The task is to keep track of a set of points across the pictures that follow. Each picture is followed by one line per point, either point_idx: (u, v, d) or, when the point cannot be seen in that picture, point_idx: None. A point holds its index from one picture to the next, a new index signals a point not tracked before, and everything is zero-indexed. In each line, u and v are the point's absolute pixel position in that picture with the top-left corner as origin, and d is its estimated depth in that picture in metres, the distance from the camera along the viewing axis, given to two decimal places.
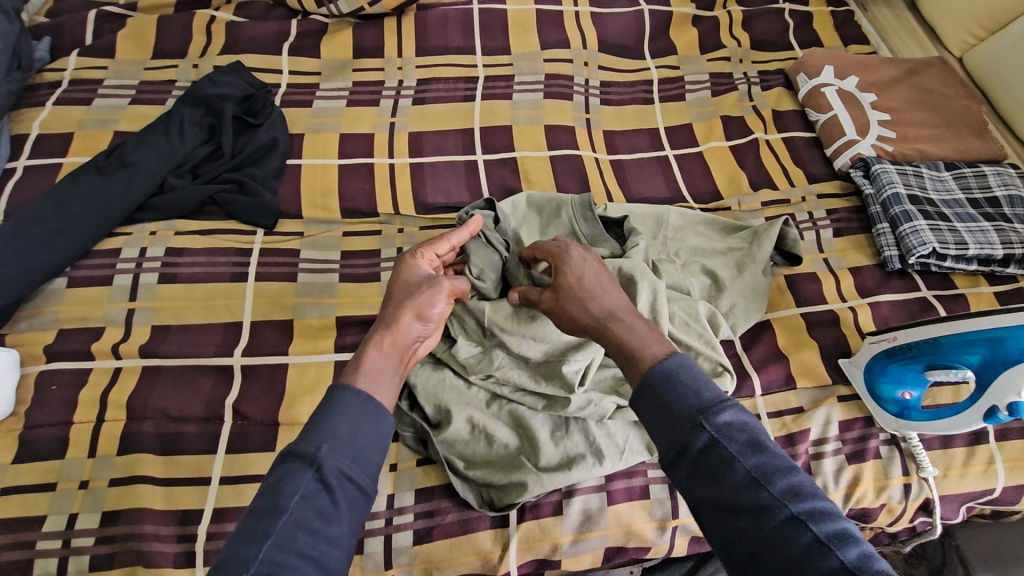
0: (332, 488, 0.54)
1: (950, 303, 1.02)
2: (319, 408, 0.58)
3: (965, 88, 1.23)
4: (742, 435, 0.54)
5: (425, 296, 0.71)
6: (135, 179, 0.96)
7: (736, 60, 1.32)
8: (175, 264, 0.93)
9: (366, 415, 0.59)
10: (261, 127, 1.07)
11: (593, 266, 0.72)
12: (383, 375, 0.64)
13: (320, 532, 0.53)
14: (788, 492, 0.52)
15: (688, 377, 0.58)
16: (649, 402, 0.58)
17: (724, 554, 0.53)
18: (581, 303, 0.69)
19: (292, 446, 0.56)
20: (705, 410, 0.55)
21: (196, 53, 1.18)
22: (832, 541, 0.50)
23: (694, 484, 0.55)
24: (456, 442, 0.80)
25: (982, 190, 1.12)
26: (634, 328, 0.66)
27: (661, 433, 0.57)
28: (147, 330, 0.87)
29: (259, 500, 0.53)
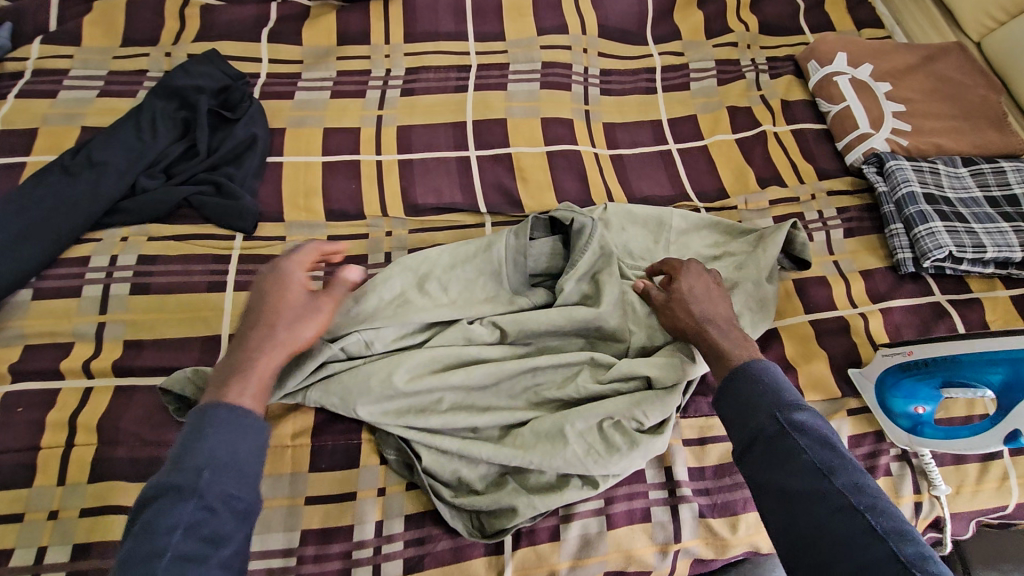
0: (216, 510, 0.52)
1: (965, 309, 0.98)
2: (194, 433, 0.55)
3: (985, 77, 1.17)
4: (814, 431, 0.59)
5: (289, 294, 0.70)
6: (104, 181, 0.90)
7: (744, 46, 1.25)
8: (149, 273, 0.87)
9: (245, 434, 0.57)
10: (238, 122, 1.00)
11: (706, 281, 0.82)
12: (253, 373, 0.63)
13: (208, 558, 0.50)
14: (850, 486, 0.56)
15: (770, 378, 0.65)
16: (731, 392, 0.65)
17: (780, 538, 0.57)
18: (685, 308, 0.79)
19: (161, 480, 0.53)
20: (782, 406, 0.61)
21: (169, 40, 1.10)
22: (888, 534, 0.52)
23: (762, 468, 0.60)
24: (441, 467, 0.75)
25: (1001, 188, 1.06)
26: (728, 332, 0.75)
27: (739, 423, 0.63)
28: (120, 345, 0.82)
29: (133, 548, 0.49)
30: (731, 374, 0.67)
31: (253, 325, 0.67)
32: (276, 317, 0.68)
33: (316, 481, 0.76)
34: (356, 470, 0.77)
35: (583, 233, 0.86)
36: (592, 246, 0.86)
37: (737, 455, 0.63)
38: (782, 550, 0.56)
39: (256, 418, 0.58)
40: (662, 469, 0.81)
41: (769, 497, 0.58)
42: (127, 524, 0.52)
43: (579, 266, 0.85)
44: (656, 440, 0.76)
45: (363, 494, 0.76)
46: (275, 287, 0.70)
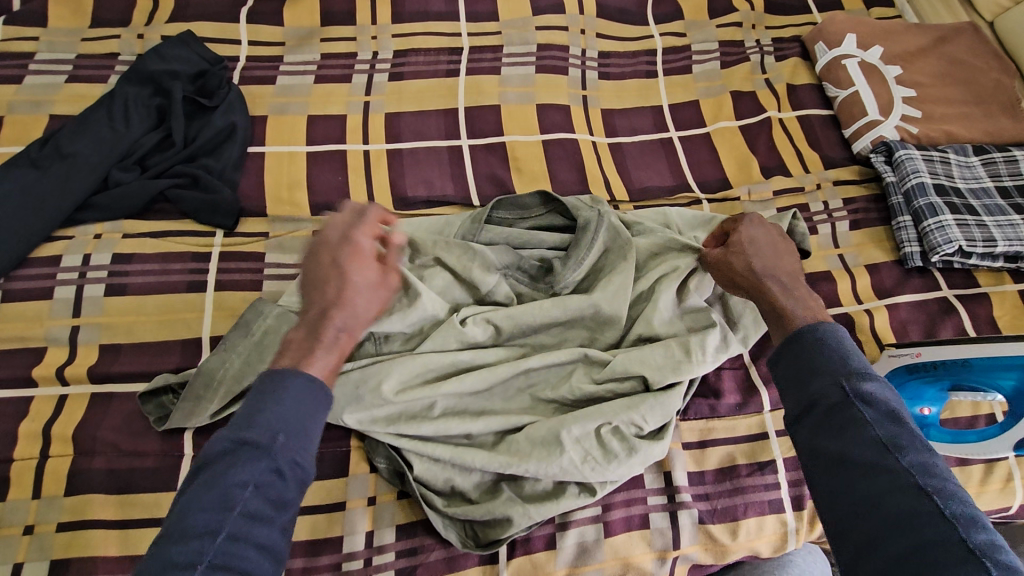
0: (285, 474, 0.52)
1: (973, 304, 0.95)
2: (266, 395, 0.54)
3: (998, 60, 1.12)
4: (883, 404, 0.53)
5: (363, 269, 0.66)
6: (75, 174, 0.86)
7: (749, 26, 1.19)
8: (123, 272, 0.83)
9: (315, 405, 0.56)
10: (216, 110, 0.95)
11: (769, 233, 0.77)
12: (337, 345, 0.62)
13: (274, 519, 0.51)
14: (916, 464, 0.50)
15: (841, 344, 0.58)
16: (788, 354, 0.59)
17: (832, 507, 0.52)
18: (745, 258, 0.74)
19: (231, 434, 0.52)
20: (850, 373, 0.55)
21: (141, 20, 1.04)
22: (957, 519, 0.47)
23: (817, 436, 0.54)
24: (431, 477, 0.73)
25: (1012, 178, 1.03)
26: (787, 282, 0.71)
27: (797, 386, 0.57)
28: (96, 350, 0.78)
29: (203, 495, 0.49)
30: (792, 336, 0.61)
31: (326, 294, 0.64)
32: (347, 293, 0.64)
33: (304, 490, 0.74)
34: (345, 480, 0.75)
35: (587, 228, 0.83)
36: (598, 242, 0.83)
37: (789, 420, 0.57)
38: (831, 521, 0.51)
39: (323, 388, 0.57)
40: (662, 474, 0.78)
41: (823, 465, 0.53)
42: (194, 469, 0.51)
43: (583, 263, 0.82)
44: (655, 446, 0.74)
45: (352, 504, 0.74)
46: (349, 264, 0.66)
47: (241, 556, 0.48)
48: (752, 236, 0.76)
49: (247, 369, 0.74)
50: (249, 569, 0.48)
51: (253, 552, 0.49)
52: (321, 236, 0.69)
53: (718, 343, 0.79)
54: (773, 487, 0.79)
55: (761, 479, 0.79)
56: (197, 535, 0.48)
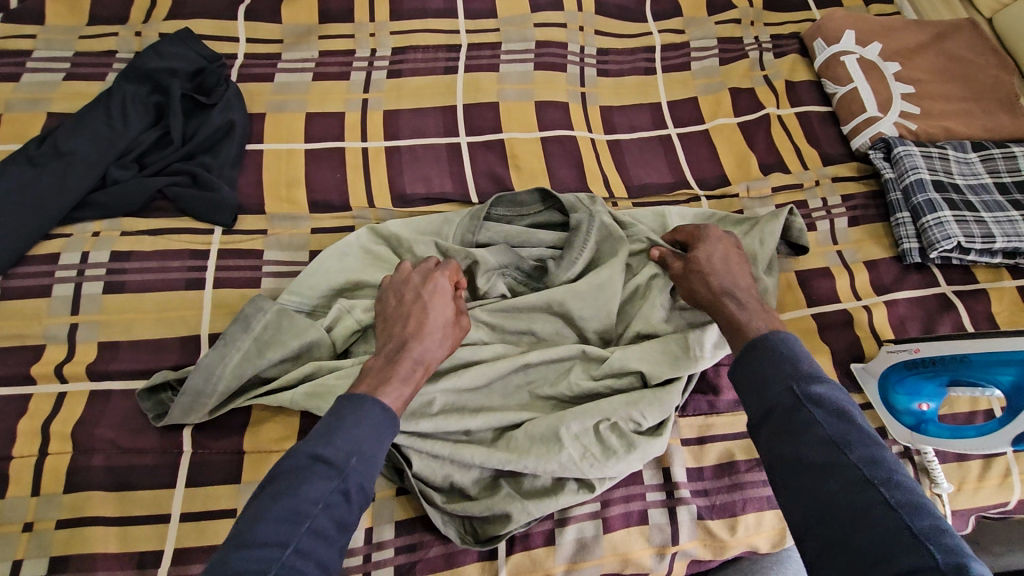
0: (349, 494, 0.57)
1: (971, 301, 0.95)
2: (345, 418, 0.60)
3: (997, 57, 1.12)
4: (832, 404, 0.57)
5: (440, 308, 0.74)
6: (74, 172, 0.86)
7: (748, 23, 1.19)
8: (122, 270, 0.83)
9: (384, 434, 0.61)
10: (214, 107, 0.95)
11: (727, 249, 0.79)
12: (414, 376, 0.68)
13: (335, 537, 0.56)
14: (864, 458, 0.53)
15: (792, 351, 0.61)
16: (746, 364, 0.63)
17: (792, 507, 0.54)
18: (704, 278, 0.77)
19: (308, 451, 0.57)
20: (799, 378, 0.58)
21: (139, 17, 1.03)
22: (901, 507, 0.50)
23: (775, 439, 0.57)
24: (431, 474, 0.73)
25: (1011, 174, 1.03)
26: (746, 299, 0.74)
27: (755, 394, 0.60)
28: (94, 348, 0.78)
29: (275, 508, 0.54)
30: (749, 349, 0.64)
31: (406, 328, 0.72)
32: (423, 330, 0.72)
33: None
34: None
35: (580, 228, 0.84)
36: (591, 243, 0.84)
37: (751, 426, 0.60)
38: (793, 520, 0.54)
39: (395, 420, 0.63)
40: (660, 470, 0.79)
41: (781, 467, 0.56)
42: (267, 481, 0.56)
43: (578, 261, 0.83)
44: (654, 442, 0.74)
45: None
46: (427, 303, 0.73)
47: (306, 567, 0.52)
48: (710, 255, 0.79)
49: (245, 364, 0.74)
50: None
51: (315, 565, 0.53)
52: (399, 275, 0.77)
53: (716, 338, 0.78)
54: None
55: (759, 475, 0.79)
56: (267, 544, 0.52)
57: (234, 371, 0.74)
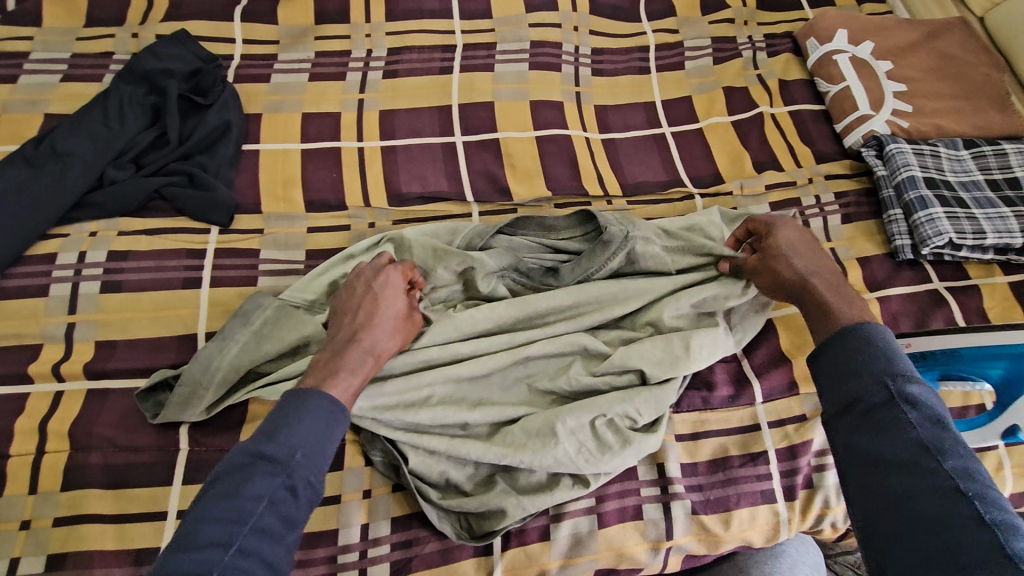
0: (296, 492, 0.58)
1: (963, 296, 0.96)
2: (288, 414, 0.62)
3: (988, 55, 1.13)
4: (927, 408, 0.55)
5: (390, 300, 0.75)
6: (71, 173, 0.86)
7: (741, 22, 1.20)
8: (119, 269, 0.84)
9: (329, 431, 0.63)
10: (210, 108, 0.95)
11: (801, 235, 0.79)
12: (364, 366, 0.70)
13: (280, 533, 0.56)
14: (955, 467, 0.52)
15: (890, 348, 0.60)
16: (832, 354, 0.62)
17: (864, 500, 0.54)
18: (786, 262, 0.76)
19: (252, 449, 0.59)
20: (895, 376, 0.57)
21: (136, 19, 1.04)
22: (993, 522, 0.48)
23: (856, 434, 0.57)
24: (427, 468, 0.73)
25: (1002, 171, 1.04)
26: (833, 285, 0.73)
27: (839, 385, 0.59)
28: (91, 347, 0.79)
29: (220, 508, 0.55)
30: (840, 337, 0.63)
31: (355, 320, 0.73)
32: (374, 321, 0.73)
33: None
34: (340, 473, 0.75)
35: (610, 245, 0.82)
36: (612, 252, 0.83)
37: (828, 417, 0.60)
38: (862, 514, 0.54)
39: (344, 408, 0.65)
40: (655, 465, 0.79)
41: (860, 462, 0.55)
42: (215, 480, 0.58)
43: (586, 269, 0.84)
44: (649, 438, 0.75)
45: (347, 497, 0.74)
46: (382, 295, 0.75)
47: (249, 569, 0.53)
48: (788, 243, 0.78)
49: (243, 358, 0.75)
50: None
51: (258, 561, 0.54)
52: (354, 269, 0.79)
53: (715, 340, 0.79)
54: (765, 477, 0.79)
55: (753, 469, 0.80)
56: (208, 546, 0.53)
57: (232, 363, 0.74)
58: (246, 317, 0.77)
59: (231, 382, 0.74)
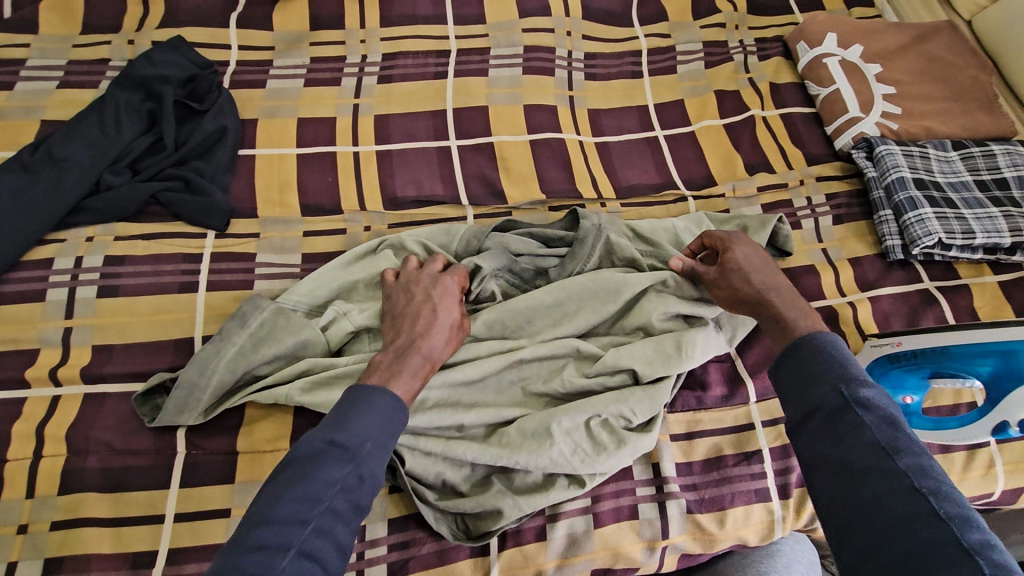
0: (363, 480, 0.58)
1: (953, 295, 0.97)
2: (350, 410, 0.61)
3: (975, 57, 1.14)
4: (881, 409, 0.54)
5: (446, 307, 0.75)
6: (67, 178, 0.86)
7: (732, 26, 1.22)
8: (115, 274, 0.84)
9: (392, 425, 0.63)
10: (206, 113, 0.96)
11: (757, 250, 0.78)
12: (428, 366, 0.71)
13: (350, 519, 0.56)
14: (913, 467, 0.51)
15: (841, 353, 0.59)
16: (788, 363, 0.61)
17: (829, 511, 0.52)
18: (743, 277, 0.75)
19: (322, 436, 0.58)
20: (848, 380, 0.56)
21: (132, 26, 1.05)
22: (952, 520, 0.47)
23: (816, 441, 0.55)
24: (423, 470, 0.74)
25: (990, 172, 1.05)
26: (788, 298, 0.72)
27: (797, 393, 0.58)
28: (88, 351, 0.79)
29: (291, 492, 0.54)
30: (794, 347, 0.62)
31: (414, 326, 0.73)
32: (433, 327, 0.73)
33: None
34: None
35: (586, 240, 0.86)
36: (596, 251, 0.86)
37: (790, 427, 0.58)
38: (830, 525, 0.52)
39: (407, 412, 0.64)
40: (650, 465, 0.80)
41: (822, 471, 0.54)
42: (284, 466, 0.57)
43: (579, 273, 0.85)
44: (644, 438, 0.75)
45: None
46: (437, 299, 0.76)
47: (322, 550, 0.53)
48: (743, 255, 0.77)
49: (240, 360, 0.75)
50: (327, 564, 0.52)
51: (331, 544, 0.54)
52: (405, 275, 0.79)
53: (707, 340, 0.80)
54: (759, 476, 0.80)
55: (747, 468, 0.80)
56: (284, 524, 0.52)
57: (231, 365, 0.75)
58: (246, 320, 0.77)
59: (228, 384, 0.74)
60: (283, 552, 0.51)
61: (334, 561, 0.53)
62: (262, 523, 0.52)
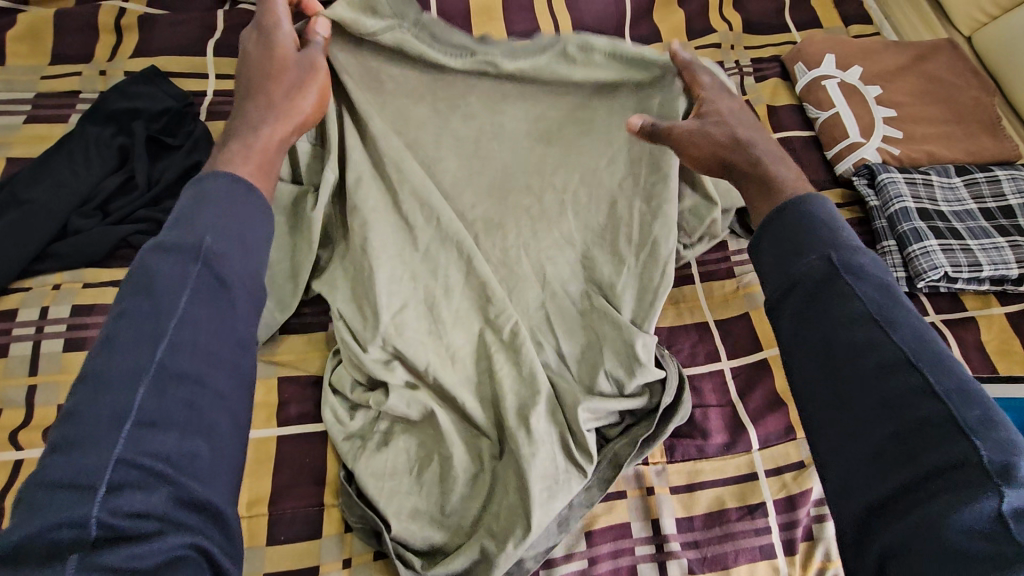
0: (223, 281, 0.51)
1: (960, 330, 0.94)
2: (195, 207, 0.54)
3: (977, 78, 1.11)
4: (873, 277, 0.52)
5: (278, 57, 0.71)
6: (31, 223, 0.82)
7: (728, 47, 1.18)
8: (83, 325, 0.80)
9: (250, 217, 0.56)
10: (181, 148, 0.92)
11: (736, 104, 0.77)
12: (252, 146, 0.66)
13: (221, 326, 0.50)
14: (906, 337, 0.49)
15: (831, 221, 0.56)
16: (773, 233, 0.58)
17: (815, 390, 0.52)
18: (722, 124, 0.73)
19: (159, 243, 0.51)
20: (837, 247, 0.53)
21: (104, 55, 1.00)
22: (946, 392, 0.46)
23: (803, 318, 0.54)
24: (410, 531, 0.69)
25: (996, 198, 1.02)
26: (769, 152, 0.71)
27: (784, 264, 0.56)
28: (54, 410, 0.75)
29: (138, 308, 0.48)
30: (778, 214, 0.60)
31: (251, 94, 0.70)
32: (267, 87, 0.70)
33: (275, 555, 0.71)
34: (318, 541, 0.72)
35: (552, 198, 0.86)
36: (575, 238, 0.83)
37: (772, 305, 0.57)
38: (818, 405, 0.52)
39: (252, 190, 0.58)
40: (649, 521, 0.76)
41: (810, 347, 0.53)
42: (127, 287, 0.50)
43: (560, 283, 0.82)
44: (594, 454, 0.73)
45: (326, 567, 0.70)
46: (270, 52, 0.71)
47: (191, 362, 0.48)
48: (721, 102, 0.76)
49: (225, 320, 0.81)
50: (205, 377, 0.48)
51: (203, 360, 0.49)
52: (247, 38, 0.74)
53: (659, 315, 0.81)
54: (764, 531, 0.76)
55: (751, 523, 0.76)
56: (139, 347, 0.47)
57: None
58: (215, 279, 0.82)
59: None
60: (137, 383, 0.45)
61: (213, 377, 0.49)
62: (112, 353, 0.47)
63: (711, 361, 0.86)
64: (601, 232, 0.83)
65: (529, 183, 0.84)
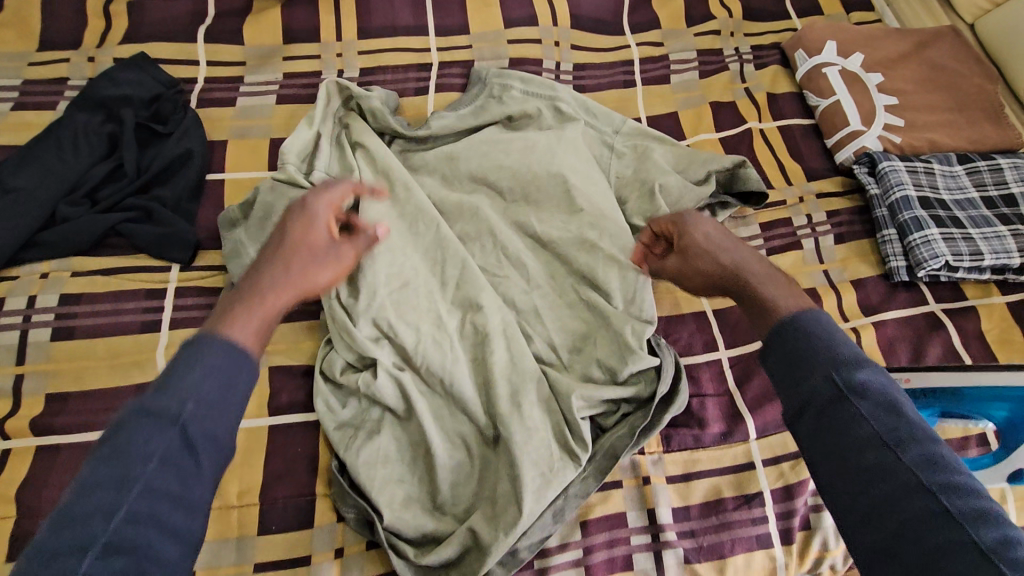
0: (193, 450, 0.48)
1: (961, 319, 0.92)
2: (181, 363, 0.50)
3: (979, 65, 1.10)
4: (881, 396, 0.49)
5: (311, 231, 0.65)
6: (18, 210, 0.81)
7: (727, 34, 1.16)
8: (72, 314, 0.79)
9: (237, 370, 0.52)
10: (171, 136, 0.90)
11: (710, 228, 0.71)
12: (257, 307, 0.57)
13: (180, 496, 0.47)
14: (920, 459, 0.46)
15: (829, 331, 0.53)
16: (776, 344, 0.54)
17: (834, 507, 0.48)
18: (707, 258, 0.69)
19: (140, 401, 0.48)
20: (840, 363, 0.50)
21: (92, 41, 0.99)
22: (964, 517, 0.43)
23: (817, 437, 0.50)
24: (400, 520, 0.69)
25: (997, 187, 1.00)
26: (761, 270, 0.65)
27: (790, 378, 0.52)
28: (41, 400, 0.74)
29: (100, 473, 0.45)
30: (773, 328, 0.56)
31: (271, 262, 0.62)
32: (293, 256, 0.63)
33: (267, 545, 0.70)
34: (310, 531, 0.71)
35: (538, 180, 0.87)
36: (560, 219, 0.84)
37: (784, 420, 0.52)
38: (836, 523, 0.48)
39: (245, 345, 0.54)
40: (645, 511, 0.75)
41: (824, 463, 0.49)
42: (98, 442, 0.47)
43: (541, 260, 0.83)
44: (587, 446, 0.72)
45: (319, 558, 0.70)
46: (300, 214, 0.66)
47: (143, 537, 0.45)
48: (699, 233, 0.71)
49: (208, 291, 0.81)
50: (156, 553, 0.45)
51: (155, 531, 0.45)
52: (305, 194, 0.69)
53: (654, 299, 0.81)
54: (760, 520, 0.75)
55: (748, 513, 0.76)
56: (95, 515, 0.44)
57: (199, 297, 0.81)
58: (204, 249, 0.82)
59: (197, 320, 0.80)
60: (85, 552, 0.43)
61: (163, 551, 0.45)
62: (68, 520, 0.44)
63: (709, 350, 0.85)
64: (590, 210, 0.83)
65: (513, 169, 0.87)
